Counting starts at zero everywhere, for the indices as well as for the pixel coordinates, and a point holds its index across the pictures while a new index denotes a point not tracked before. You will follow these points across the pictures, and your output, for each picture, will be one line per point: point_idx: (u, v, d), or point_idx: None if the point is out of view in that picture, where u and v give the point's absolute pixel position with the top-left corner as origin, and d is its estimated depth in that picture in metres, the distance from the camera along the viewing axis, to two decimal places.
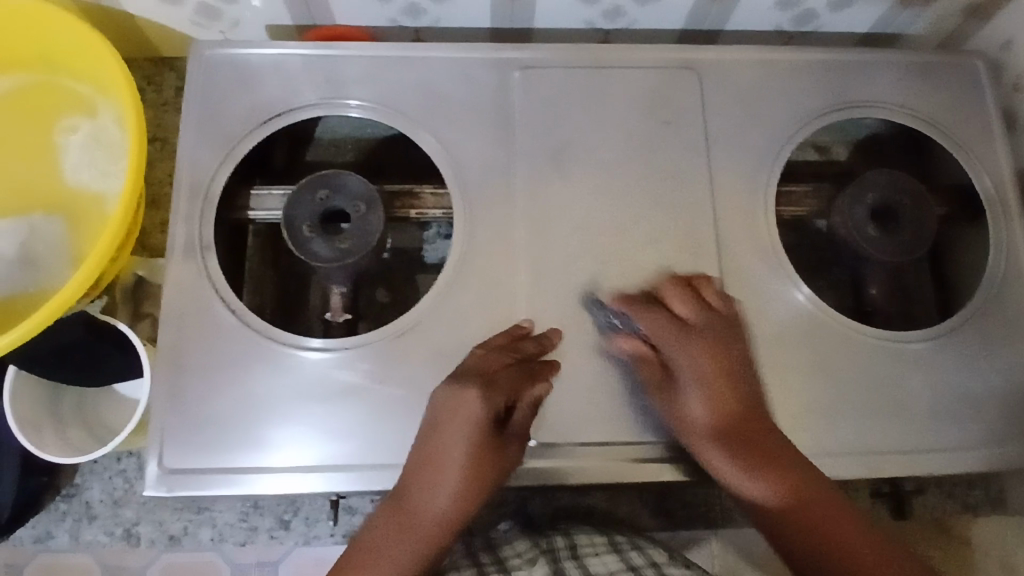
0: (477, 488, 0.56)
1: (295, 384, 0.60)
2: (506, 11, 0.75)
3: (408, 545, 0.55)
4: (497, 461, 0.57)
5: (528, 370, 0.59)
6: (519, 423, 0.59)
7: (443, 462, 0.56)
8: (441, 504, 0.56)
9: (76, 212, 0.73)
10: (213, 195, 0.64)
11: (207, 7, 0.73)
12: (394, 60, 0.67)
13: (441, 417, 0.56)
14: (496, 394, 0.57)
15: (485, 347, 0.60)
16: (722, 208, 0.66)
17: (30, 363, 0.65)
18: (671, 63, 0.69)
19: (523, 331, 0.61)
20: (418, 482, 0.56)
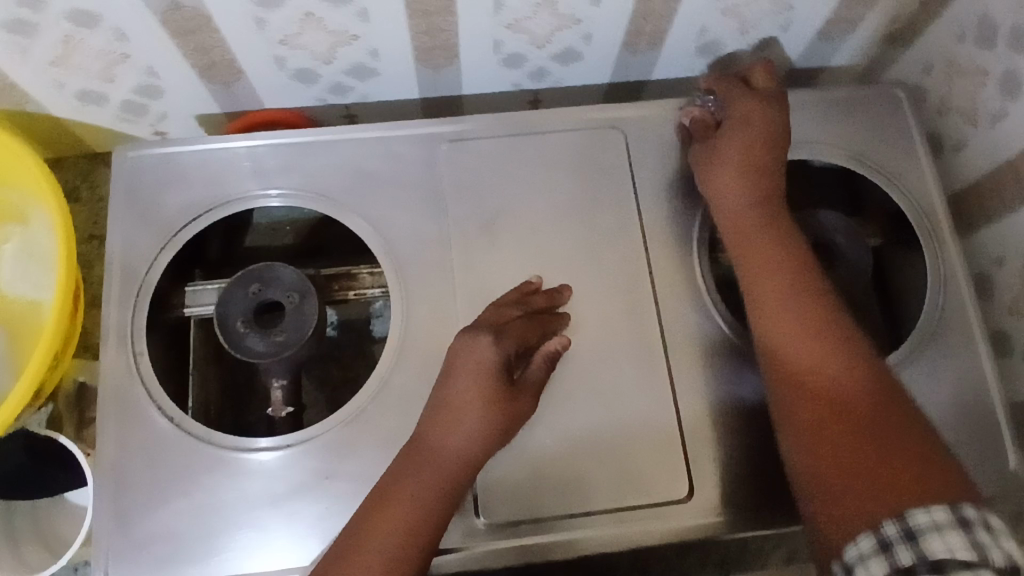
0: (494, 427, 0.57)
1: (242, 488, 0.59)
2: (432, 82, 0.75)
3: (427, 480, 0.55)
4: (511, 408, 0.58)
5: (538, 323, 0.61)
6: (532, 376, 0.60)
7: (460, 398, 0.57)
8: (459, 441, 0.56)
9: (14, 324, 0.72)
10: (145, 296, 0.63)
11: (132, 105, 0.73)
12: (320, 144, 0.67)
13: (453, 366, 0.58)
14: (507, 343, 0.59)
15: (496, 304, 0.62)
16: (661, 262, 0.66)
17: None
18: (595, 121, 0.70)
19: (531, 286, 0.63)
20: (437, 423, 0.57)
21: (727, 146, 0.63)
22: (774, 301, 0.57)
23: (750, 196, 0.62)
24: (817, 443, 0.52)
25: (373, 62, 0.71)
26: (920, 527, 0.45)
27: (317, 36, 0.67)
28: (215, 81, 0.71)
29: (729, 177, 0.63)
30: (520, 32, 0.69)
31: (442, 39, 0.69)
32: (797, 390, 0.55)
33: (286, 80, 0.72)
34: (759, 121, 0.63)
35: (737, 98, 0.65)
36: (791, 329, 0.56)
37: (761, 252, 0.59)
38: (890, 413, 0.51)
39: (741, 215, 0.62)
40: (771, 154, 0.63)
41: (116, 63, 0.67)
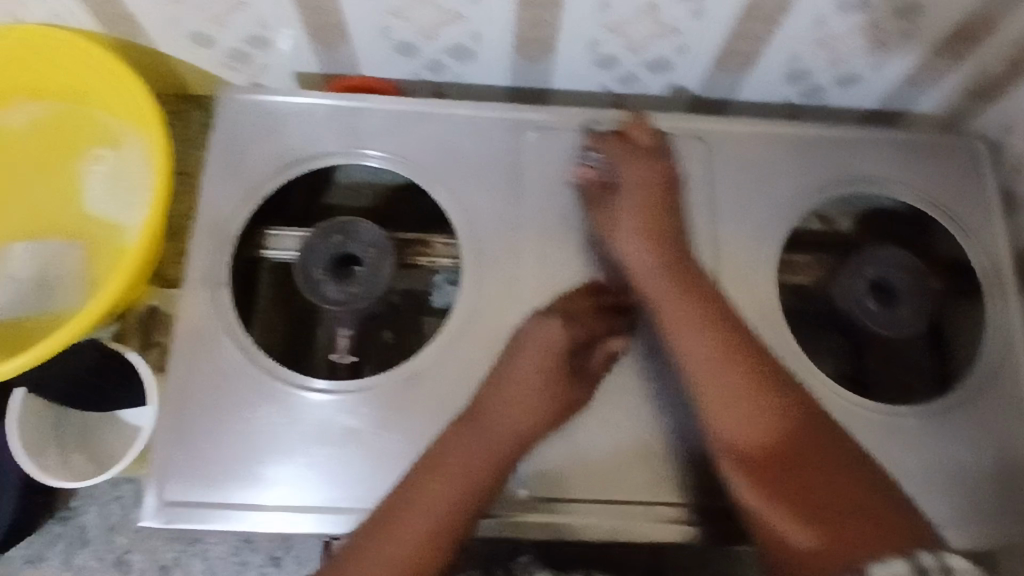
0: (548, 412, 0.59)
1: (299, 425, 0.61)
2: (523, 72, 0.78)
3: (477, 454, 0.57)
4: (565, 397, 0.60)
5: (605, 319, 0.63)
6: (592, 369, 0.62)
7: (521, 378, 0.59)
8: (513, 420, 0.58)
9: (95, 242, 0.74)
10: (233, 236, 0.65)
11: (238, 52, 0.76)
12: (414, 114, 0.69)
13: (523, 344, 0.60)
14: (577, 330, 0.61)
15: (566, 295, 0.64)
16: (727, 273, 0.67)
17: (46, 387, 0.66)
18: (680, 131, 0.71)
19: (600, 285, 0.65)
20: (494, 402, 0.59)
21: (625, 208, 0.64)
22: (707, 374, 0.58)
23: (656, 245, 0.62)
24: (777, 502, 0.54)
25: (473, 44, 0.74)
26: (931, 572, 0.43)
27: (427, 10, 0.69)
28: (321, 41, 0.74)
29: (631, 235, 0.63)
30: (618, 35, 0.71)
31: (544, 31, 0.72)
32: (766, 457, 0.55)
33: (388, 50, 0.75)
34: (653, 176, 0.64)
35: (623, 161, 0.65)
36: (726, 408, 0.57)
37: (677, 320, 0.60)
38: (853, 476, 0.54)
39: (645, 280, 0.62)
40: (667, 214, 0.63)
41: (234, 10, 0.71)
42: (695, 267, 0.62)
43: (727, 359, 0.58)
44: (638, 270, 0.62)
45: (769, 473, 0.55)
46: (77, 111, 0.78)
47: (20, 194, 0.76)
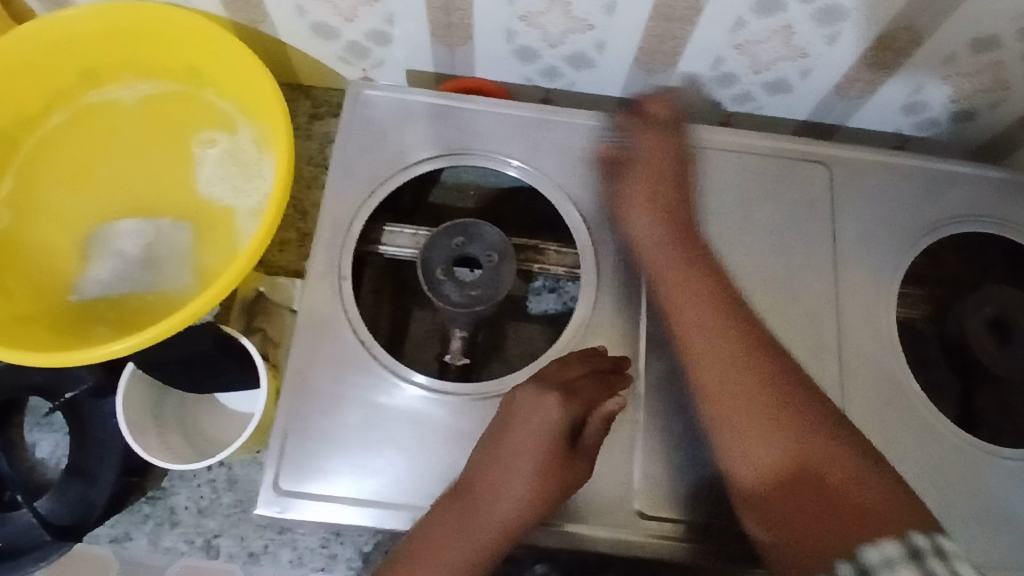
0: (543, 493, 0.56)
1: (416, 423, 0.61)
2: (638, 84, 0.77)
3: (466, 541, 0.54)
4: (564, 474, 0.57)
5: (605, 384, 0.59)
6: (590, 438, 0.58)
7: (511, 456, 0.56)
8: (506, 504, 0.55)
9: (203, 224, 0.75)
10: (354, 235, 0.65)
11: (357, 46, 0.77)
12: (540, 120, 0.70)
13: (513, 418, 0.57)
14: (574, 408, 0.57)
15: (560, 361, 0.61)
16: (847, 305, 0.65)
17: (155, 370, 0.65)
18: (803, 154, 0.69)
19: (596, 349, 0.61)
20: (484, 482, 0.56)
21: (632, 190, 0.66)
22: (710, 340, 0.58)
23: (665, 219, 0.64)
24: (766, 476, 0.54)
25: (595, 54, 0.73)
26: (872, 563, 0.45)
27: (556, 18, 0.69)
28: (442, 41, 0.74)
29: (641, 208, 0.65)
30: (744, 55, 0.71)
31: (670, 46, 0.71)
32: (749, 424, 0.55)
33: (507, 53, 0.75)
34: (660, 153, 0.66)
35: (641, 131, 0.68)
36: (704, 366, 0.58)
37: (687, 289, 0.60)
38: (818, 458, 0.53)
39: (652, 251, 0.63)
40: (680, 197, 0.65)
41: (362, 5, 0.71)
42: (706, 248, 0.64)
43: (724, 342, 0.58)
44: (635, 242, 0.64)
45: (777, 511, 0.52)
46: (192, 93, 0.79)
47: (127, 171, 0.77)
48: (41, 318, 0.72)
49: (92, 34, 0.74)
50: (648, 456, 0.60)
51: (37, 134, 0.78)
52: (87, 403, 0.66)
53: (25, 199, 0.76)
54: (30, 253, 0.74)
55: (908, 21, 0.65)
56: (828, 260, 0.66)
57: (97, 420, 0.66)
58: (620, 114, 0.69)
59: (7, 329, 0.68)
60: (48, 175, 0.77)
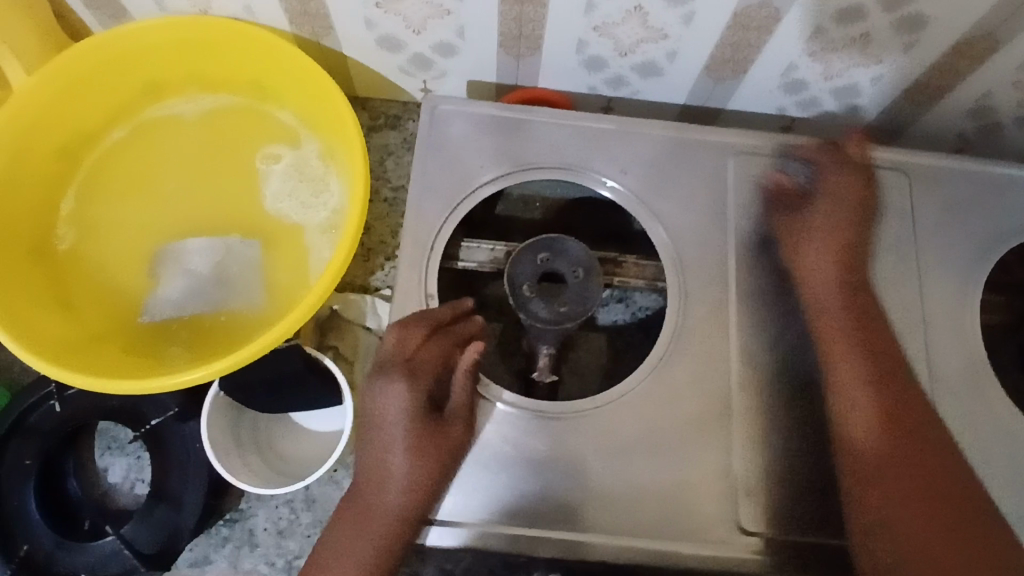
0: (423, 475, 0.57)
1: (511, 440, 0.60)
2: (704, 92, 0.77)
3: (369, 532, 0.57)
4: (444, 445, 0.58)
5: (444, 346, 0.61)
6: (460, 404, 0.60)
7: (385, 444, 0.59)
8: (395, 490, 0.57)
9: (272, 240, 0.75)
10: (440, 249, 0.64)
11: (422, 58, 0.76)
12: (616, 132, 0.69)
13: (375, 416, 0.60)
14: (422, 383, 0.60)
15: (402, 324, 0.61)
16: (931, 310, 0.67)
17: (243, 392, 0.66)
18: (882, 161, 0.71)
19: (428, 307, 0.63)
20: (374, 475, 0.59)
21: (820, 231, 0.64)
22: (861, 391, 0.59)
23: (841, 255, 0.63)
24: (914, 513, 0.55)
25: (666, 63, 0.73)
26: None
27: (632, 28, 0.68)
28: (510, 52, 0.73)
29: (828, 249, 0.64)
30: (818, 62, 0.71)
31: (743, 55, 0.71)
32: (901, 468, 0.56)
33: (575, 63, 0.74)
34: (849, 196, 0.65)
35: (828, 171, 0.66)
36: (857, 410, 0.59)
37: (845, 328, 0.61)
38: (959, 499, 0.56)
39: (822, 293, 0.63)
40: (857, 236, 0.64)
41: (433, 18, 0.70)
42: (869, 293, 0.64)
43: (877, 381, 0.59)
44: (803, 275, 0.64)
45: (914, 548, 0.53)
46: (253, 107, 0.78)
47: (191, 188, 0.77)
48: (116, 338, 0.71)
49: (152, 50, 0.72)
50: (631, 466, 0.60)
51: (98, 151, 0.77)
52: (169, 426, 0.67)
53: (89, 217, 0.75)
54: (98, 272, 0.74)
55: (986, 30, 0.65)
56: (907, 265, 0.68)
57: (180, 442, 0.66)
58: (799, 141, 0.68)
59: (83, 352, 0.68)
60: (111, 193, 0.76)
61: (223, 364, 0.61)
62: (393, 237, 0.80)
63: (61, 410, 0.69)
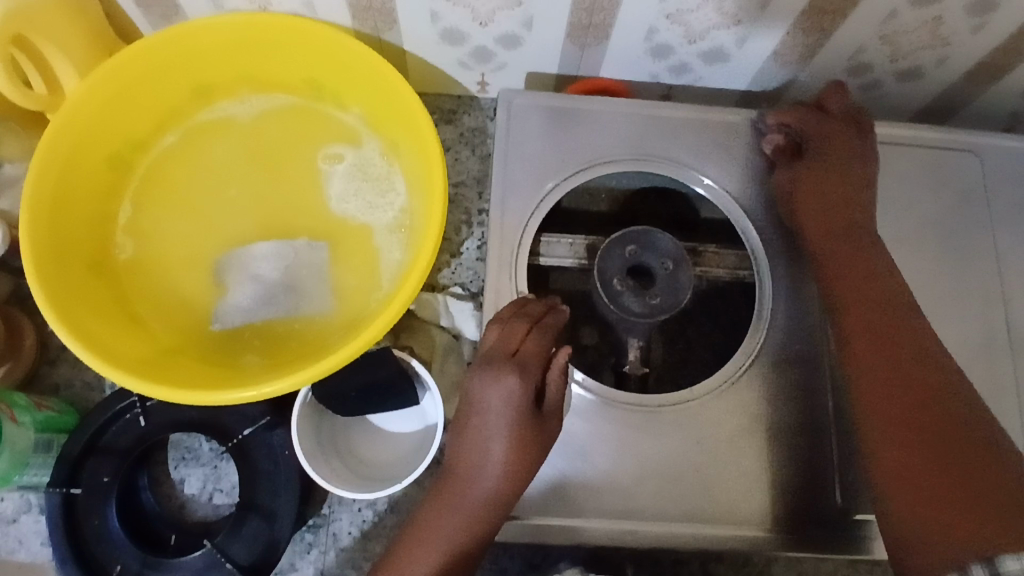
0: (517, 466, 0.58)
1: (616, 437, 0.61)
2: (767, 77, 0.77)
3: (454, 520, 0.58)
4: (538, 440, 0.58)
5: (546, 338, 0.60)
6: (554, 400, 0.59)
7: (478, 437, 0.59)
8: (488, 481, 0.58)
9: (340, 243, 0.73)
10: (527, 246, 0.66)
11: (483, 51, 0.75)
12: (691, 120, 0.70)
13: (472, 408, 0.60)
14: (531, 377, 0.59)
15: (498, 322, 0.60)
16: (1011, 288, 0.68)
17: (333, 399, 0.66)
18: (951, 142, 0.71)
19: (522, 300, 0.62)
20: (464, 465, 0.60)
21: (808, 165, 0.66)
22: (870, 323, 0.59)
23: (817, 194, 0.64)
24: (908, 475, 0.53)
25: (734, 49, 0.72)
26: (1010, 575, 0.46)
27: (705, 16, 0.68)
28: (576, 41, 0.72)
29: (801, 185, 0.65)
30: (887, 45, 0.71)
31: (813, 39, 0.70)
32: (868, 392, 0.57)
33: (641, 51, 0.74)
34: (840, 139, 0.66)
35: (810, 125, 0.67)
36: (867, 368, 0.58)
37: (855, 280, 0.61)
38: (980, 454, 0.52)
39: (808, 242, 0.64)
40: (858, 177, 0.65)
41: (503, 10, 0.68)
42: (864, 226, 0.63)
43: (874, 322, 0.59)
44: (806, 231, 0.64)
45: (914, 484, 0.53)
46: (310, 107, 0.77)
47: (252, 192, 0.75)
48: (186, 350, 0.70)
49: (208, 51, 0.70)
50: (703, 458, 0.61)
51: (151, 155, 0.75)
52: (256, 435, 0.66)
53: (148, 226, 0.74)
54: (163, 281, 0.72)
55: None
56: (983, 246, 0.69)
57: (266, 450, 0.66)
58: (782, 106, 0.68)
59: (160, 363, 0.66)
60: (168, 199, 0.75)
61: (314, 370, 0.60)
62: (456, 232, 0.79)
63: (142, 425, 0.67)
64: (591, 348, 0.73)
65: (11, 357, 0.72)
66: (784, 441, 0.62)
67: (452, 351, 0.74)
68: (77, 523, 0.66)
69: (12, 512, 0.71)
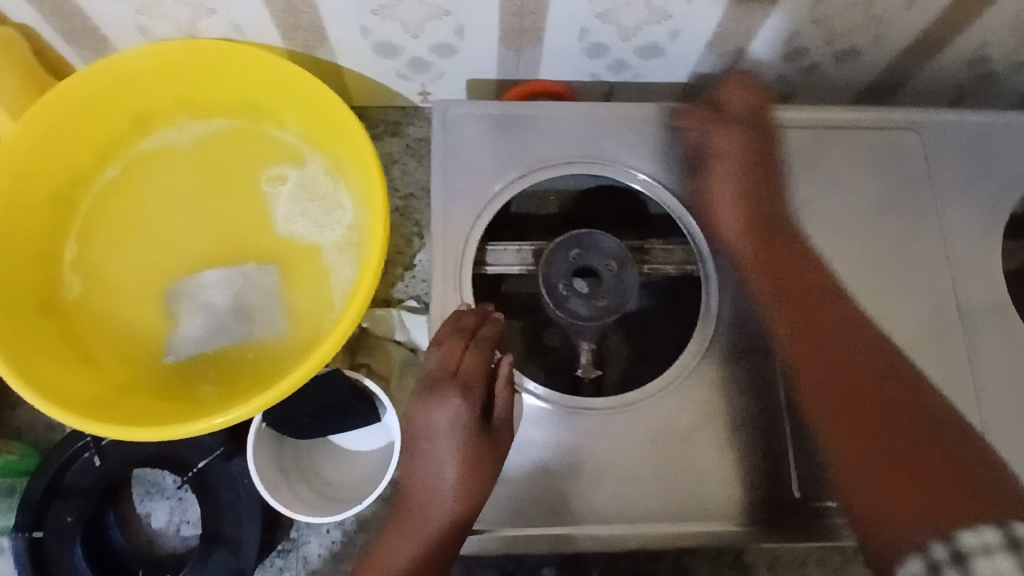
0: (472, 483, 0.58)
1: (575, 443, 0.61)
2: (707, 67, 0.77)
3: (415, 542, 0.59)
4: (490, 454, 0.58)
5: (488, 351, 0.61)
6: (504, 412, 0.60)
7: (431, 457, 0.60)
8: (446, 500, 0.58)
9: (290, 264, 0.73)
10: (472, 256, 0.66)
11: (419, 62, 0.74)
12: (631, 117, 0.70)
13: (424, 423, 0.60)
14: (477, 394, 0.60)
15: (436, 342, 0.61)
16: (957, 262, 0.68)
17: (290, 427, 0.67)
18: (890, 121, 0.71)
19: (457, 313, 0.62)
20: (424, 488, 0.60)
21: (721, 163, 0.69)
22: (798, 308, 0.62)
23: (746, 194, 0.67)
24: (870, 469, 0.54)
25: (669, 42, 0.72)
26: (968, 548, 0.46)
27: (635, 13, 0.68)
28: (511, 46, 0.72)
29: (727, 185, 0.68)
30: (821, 28, 0.71)
31: (747, 27, 0.70)
32: (813, 368, 0.60)
33: (577, 51, 0.73)
34: (731, 144, 0.68)
35: (714, 129, 0.69)
36: (812, 362, 0.60)
37: (796, 276, 0.64)
38: (933, 433, 0.54)
39: (739, 246, 0.66)
40: (761, 178, 0.68)
41: (432, 20, 0.68)
42: (789, 223, 0.67)
43: (805, 305, 0.62)
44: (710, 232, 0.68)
45: (862, 459, 0.54)
46: (251, 129, 0.76)
47: (198, 220, 0.75)
48: (141, 384, 0.70)
49: (139, 81, 0.69)
50: (663, 457, 0.61)
51: (93, 191, 0.75)
52: (215, 465, 0.66)
53: (95, 263, 0.73)
54: (113, 317, 0.72)
55: None
56: (927, 223, 0.69)
57: (227, 481, 0.66)
58: (684, 106, 0.70)
59: (115, 402, 0.66)
60: (113, 233, 0.74)
61: (265, 399, 0.60)
62: (408, 245, 0.79)
63: (100, 464, 0.67)
64: (552, 351, 0.72)
65: None
66: (729, 437, 0.62)
67: (411, 365, 0.74)
68: (42, 568, 0.65)
69: None
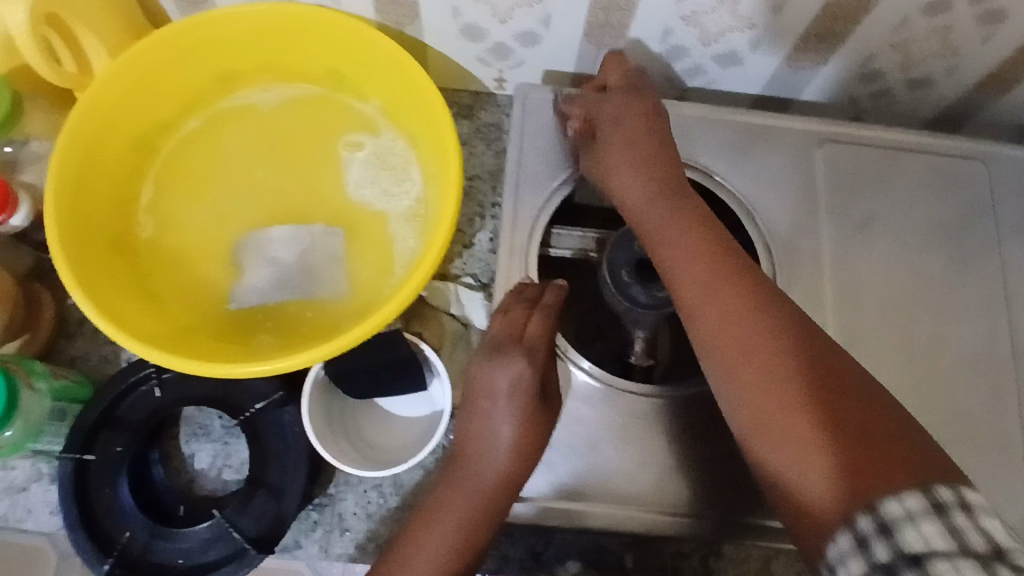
0: (524, 448, 0.60)
1: (625, 425, 0.62)
2: (779, 83, 0.78)
3: (465, 498, 0.60)
4: (544, 423, 0.60)
5: (550, 322, 0.62)
6: None
7: (483, 422, 0.62)
8: (497, 462, 0.60)
9: (357, 229, 0.75)
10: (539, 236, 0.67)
11: (500, 48, 0.77)
12: (703, 120, 0.72)
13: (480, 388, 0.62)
14: (537, 362, 0.61)
15: (500, 311, 0.63)
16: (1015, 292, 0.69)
17: (346, 382, 0.69)
18: (961, 151, 0.73)
19: (522, 285, 0.64)
20: (475, 451, 0.62)
21: (609, 139, 0.67)
22: (709, 285, 0.58)
23: (650, 172, 0.65)
24: (802, 447, 0.51)
25: (747, 52, 0.74)
26: (892, 517, 0.45)
27: (720, 19, 0.69)
28: (593, 40, 0.74)
29: (631, 162, 0.66)
30: (898, 53, 0.72)
31: (825, 45, 0.72)
32: (743, 342, 0.55)
33: (658, 52, 0.75)
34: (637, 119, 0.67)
35: (605, 108, 0.68)
36: (733, 342, 0.55)
37: (685, 247, 0.60)
38: (874, 415, 0.51)
39: (641, 214, 0.64)
40: (668, 164, 0.65)
41: (522, 6, 0.70)
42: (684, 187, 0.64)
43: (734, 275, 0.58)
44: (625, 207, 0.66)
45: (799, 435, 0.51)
46: (330, 96, 0.79)
47: (270, 178, 0.77)
48: (202, 328, 0.72)
49: (233, 39, 0.72)
50: (705, 448, 0.62)
51: (173, 140, 0.77)
52: (266, 412, 0.68)
53: (167, 208, 0.76)
54: (180, 261, 0.74)
55: None
56: (989, 252, 0.70)
57: (277, 430, 0.68)
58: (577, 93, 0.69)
59: (178, 340, 0.68)
60: (187, 185, 0.77)
61: (322, 351, 0.61)
62: (469, 224, 0.80)
63: (156, 399, 0.69)
64: (601, 340, 0.74)
65: (30, 329, 0.74)
66: (700, 437, 0.62)
67: (462, 339, 0.76)
68: (87, 492, 0.67)
69: (23, 480, 0.73)
